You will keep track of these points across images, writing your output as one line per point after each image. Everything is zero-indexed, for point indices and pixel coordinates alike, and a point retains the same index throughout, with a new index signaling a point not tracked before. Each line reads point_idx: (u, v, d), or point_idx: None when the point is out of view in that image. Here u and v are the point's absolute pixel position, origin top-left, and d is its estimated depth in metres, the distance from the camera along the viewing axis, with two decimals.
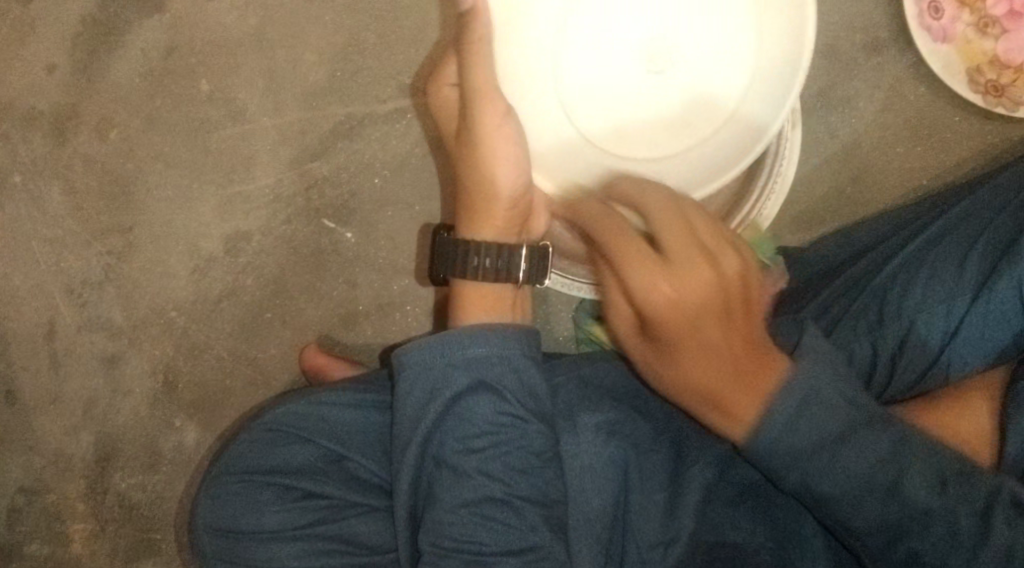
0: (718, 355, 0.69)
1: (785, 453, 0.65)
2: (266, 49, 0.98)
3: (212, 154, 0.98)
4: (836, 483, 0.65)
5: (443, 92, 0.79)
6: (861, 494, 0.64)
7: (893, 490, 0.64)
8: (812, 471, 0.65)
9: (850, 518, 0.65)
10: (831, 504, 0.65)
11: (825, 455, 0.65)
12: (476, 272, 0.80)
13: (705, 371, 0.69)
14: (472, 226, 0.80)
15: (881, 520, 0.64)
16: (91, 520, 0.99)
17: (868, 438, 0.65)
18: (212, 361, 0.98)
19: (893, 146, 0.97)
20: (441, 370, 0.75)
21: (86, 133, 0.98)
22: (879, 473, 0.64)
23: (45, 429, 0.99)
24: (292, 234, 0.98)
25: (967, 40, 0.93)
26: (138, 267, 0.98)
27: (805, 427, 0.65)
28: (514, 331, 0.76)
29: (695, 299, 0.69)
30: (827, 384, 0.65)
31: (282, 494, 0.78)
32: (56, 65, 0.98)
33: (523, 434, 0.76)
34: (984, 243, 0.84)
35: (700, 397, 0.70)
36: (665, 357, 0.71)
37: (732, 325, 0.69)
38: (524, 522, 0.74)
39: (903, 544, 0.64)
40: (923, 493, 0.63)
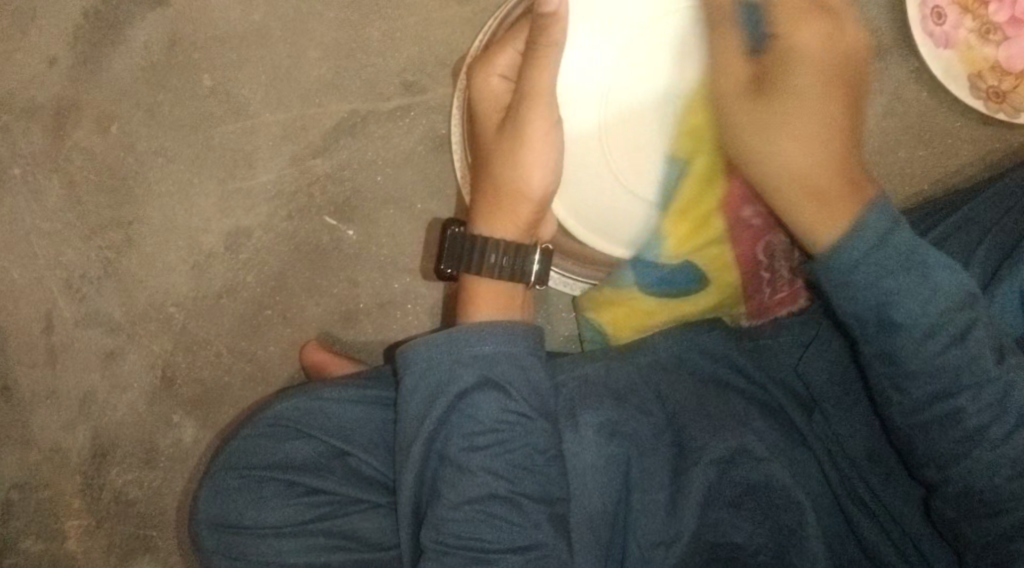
0: (821, 103, 0.72)
1: (868, 271, 0.68)
2: (269, 44, 0.97)
3: (214, 149, 0.98)
4: (911, 313, 0.68)
5: (491, 82, 0.78)
6: (930, 331, 0.68)
7: (960, 345, 0.68)
8: (895, 295, 0.68)
9: (908, 355, 0.68)
10: (903, 375, 0.69)
11: (905, 280, 0.68)
12: (491, 269, 0.79)
13: (815, 155, 0.71)
14: (491, 223, 0.80)
15: (939, 363, 0.68)
16: (86, 516, 0.98)
17: (944, 286, 0.68)
18: (211, 357, 0.98)
19: (895, 150, 0.97)
20: (447, 366, 0.75)
21: (86, 127, 0.98)
22: (952, 315, 0.68)
23: (41, 424, 0.98)
24: (293, 230, 0.98)
25: (969, 46, 0.94)
26: (137, 261, 0.98)
27: (878, 260, 0.68)
28: (519, 329, 0.76)
29: (828, 54, 0.73)
30: (903, 231, 0.68)
31: (284, 490, 0.78)
32: (57, 58, 0.98)
33: (528, 432, 0.76)
34: (986, 248, 0.85)
35: (785, 176, 0.72)
36: (779, 104, 0.72)
37: (840, 133, 0.72)
38: (528, 519, 0.74)
39: (953, 403, 0.68)
40: (983, 344, 0.69)
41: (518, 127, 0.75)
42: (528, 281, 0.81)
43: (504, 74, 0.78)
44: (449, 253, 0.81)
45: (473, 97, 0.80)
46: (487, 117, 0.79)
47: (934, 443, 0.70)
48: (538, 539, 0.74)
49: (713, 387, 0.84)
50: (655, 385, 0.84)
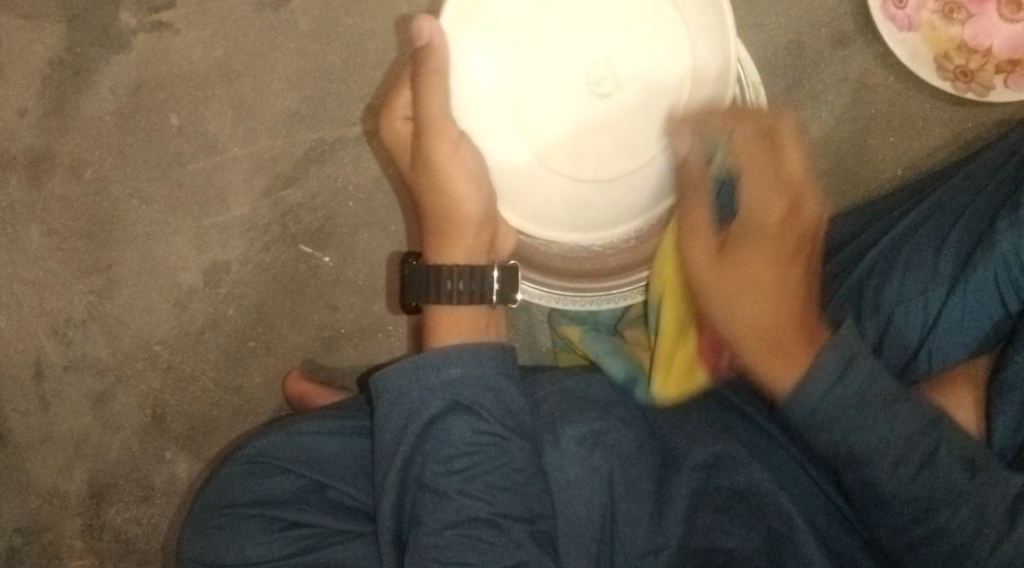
0: (768, 282, 0.69)
1: (834, 407, 0.64)
2: (233, 79, 0.98)
3: (187, 187, 0.99)
4: (872, 444, 0.64)
5: (397, 125, 0.80)
6: (895, 460, 0.64)
7: (926, 470, 0.64)
8: (859, 428, 0.64)
9: (884, 484, 0.64)
10: (864, 469, 0.65)
11: (873, 413, 0.64)
12: (445, 297, 0.80)
13: (763, 308, 0.69)
14: (442, 251, 0.80)
15: (911, 493, 0.64)
16: (89, 556, 0.99)
17: (911, 408, 0.64)
18: (199, 392, 0.99)
19: (867, 137, 0.96)
20: (416, 394, 0.76)
21: (61, 174, 0.99)
22: (917, 443, 0.64)
23: (38, 468, 1.00)
24: (270, 261, 0.98)
25: (933, 27, 0.92)
26: (120, 303, 0.99)
27: (860, 379, 0.64)
28: (486, 350, 0.77)
29: (780, 320, 0.68)
30: (869, 371, 0.64)
31: (266, 525, 0.79)
32: (27, 109, 0.99)
33: (505, 452, 0.76)
34: (959, 233, 0.83)
35: (752, 338, 0.69)
36: (727, 270, 0.70)
37: (789, 270, 0.69)
38: (510, 540, 0.74)
39: (934, 524, 0.64)
40: (957, 470, 0.64)
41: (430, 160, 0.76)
42: (491, 302, 0.81)
43: (406, 115, 0.80)
44: (410, 287, 0.81)
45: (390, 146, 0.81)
46: (403, 159, 0.81)
47: (925, 559, 0.65)
48: (522, 559, 0.74)
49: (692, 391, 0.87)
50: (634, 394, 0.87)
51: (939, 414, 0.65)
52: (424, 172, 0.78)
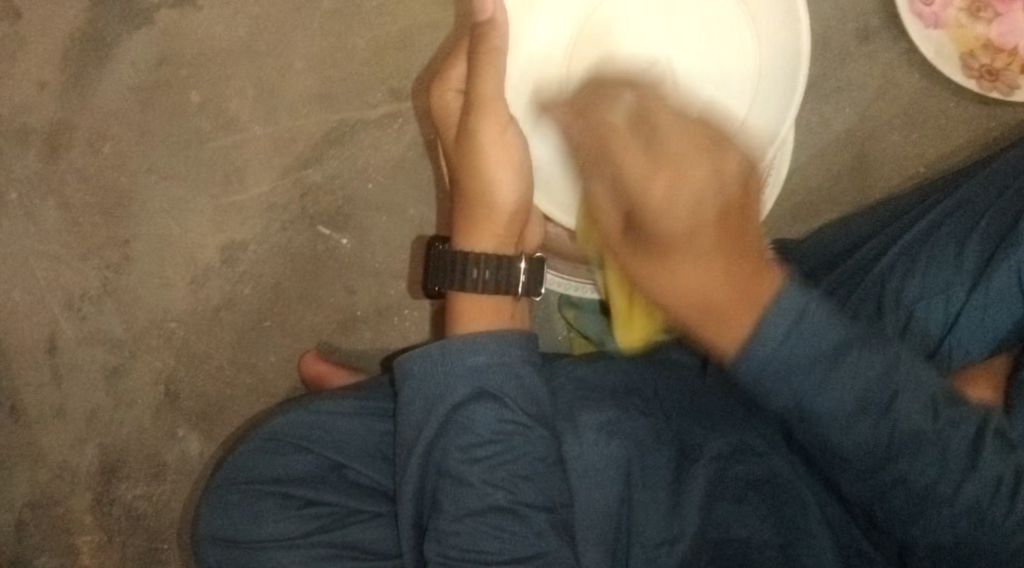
0: (705, 262, 0.56)
1: (785, 359, 0.57)
2: (255, 57, 0.98)
3: (206, 164, 0.98)
4: (830, 400, 0.58)
5: (446, 99, 0.80)
6: (856, 409, 0.58)
7: (888, 417, 0.58)
8: (812, 385, 0.58)
9: (838, 439, 0.59)
10: (818, 423, 0.59)
11: (823, 364, 0.58)
12: (469, 284, 0.79)
13: (705, 283, 0.57)
14: (469, 237, 0.79)
15: (877, 440, 0.59)
16: (99, 531, 0.99)
17: (860, 356, 0.58)
18: (213, 370, 0.98)
19: (890, 134, 0.96)
20: (444, 379, 0.75)
21: (80, 148, 0.99)
22: (877, 389, 0.58)
23: (50, 442, 0.99)
24: (288, 242, 0.98)
25: (959, 25, 0.92)
26: (136, 279, 0.99)
27: (797, 343, 0.57)
28: (512, 336, 0.76)
29: (721, 292, 0.57)
30: (822, 320, 0.57)
31: (284, 502, 0.78)
32: (47, 81, 0.98)
33: (528, 440, 0.75)
34: (982, 231, 0.84)
35: (690, 311, 0.59)
36: (651, 286, 0.61)
37: (705, 234, 0.55)
38: (530, 528, 0.73)
39: (897, 472, 0.60)
40: (920, 413, 0.59)
41: (473, 142, 0.77)
42: (516, 293, 0.80)
43: (458, 90, 0.79)
44: (436, 272, 0.80)
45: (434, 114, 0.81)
46: (446, 134, 0.80)
47: (891, 508, 0.62)
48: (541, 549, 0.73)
49: (713, 385, 0.87)
50: (650, 384, 0.87)
51: (897, 357, 0.59)
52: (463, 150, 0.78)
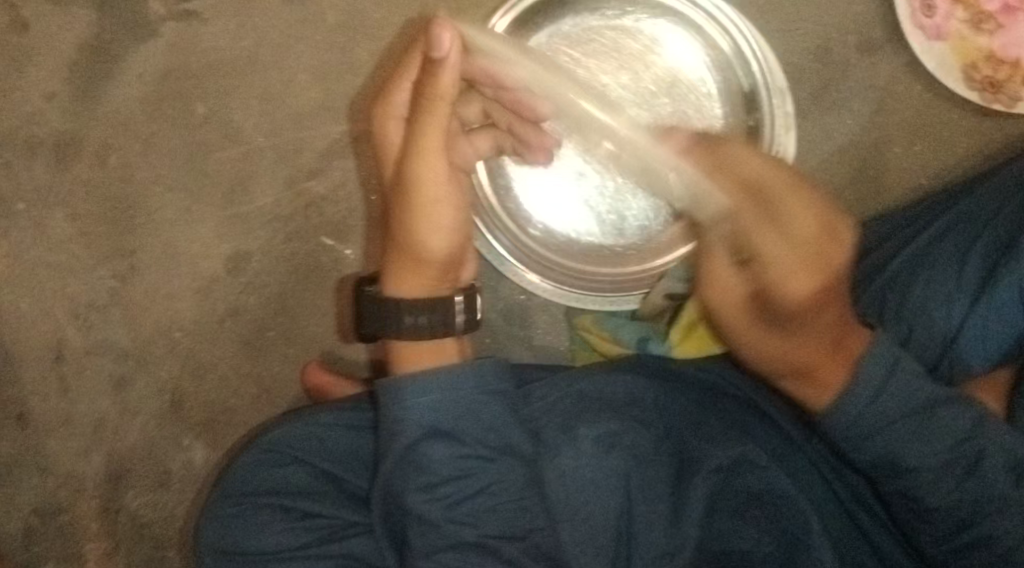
0: (817, 333, 0.69)
1: (876, 420, 0.69)
2: (261, 69, 0.98)
3: (211, 175, 0.99)
4: (916, 455, 0.69)
5: (388, 124, 0.79)
6: (940, 468, 0.69)
7: (972, 477, 0.69)
8: (900, 439, 0.69)
9: (925, 495, 0.69)
10: (911, 478, 0.70)
11: (915, 423, 0.69)
12: (405, 331, 0.78)
13: (802, 344, 0.70)
14: (401, 286, 0.77)
15: (957, 498, 0.69)
16: (105, 539, 1.00)
17: (947, 415, 0.69)
18: (217, 380, 0.99)
19: (892, 146, 0.96)
20: (398, 415, 0.74)
21: (87, 159, 1.00)
22: (955, 450, 0.69)
23: (56, 451, 1.00)
24: (292, 252, 0.99)
25: (962, 37, 0.92)
26: (141, 290, 0.99)
27: (892, 400, 0.69)
28: (465, 370, 0.75)
29: (816, 347, 0.70)
30: (908, 381, 0.69)
31: (282, 514, 0.78)
32: (55, 93, 0.99)
33: (492, 471, 0.74)
34: (985, 244, 0.84)
35: (788, 366, 0.72)
36: (782, 334, 0.70)
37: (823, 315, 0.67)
38: (504, 558, 0.72)
39: (977, 531, 0.69)
40: (1007, 483, 0.69)
41: (408, 188, 0.73)
42: (456, 332, 0.79)
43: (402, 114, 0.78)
44: (370, 316, 0.80)
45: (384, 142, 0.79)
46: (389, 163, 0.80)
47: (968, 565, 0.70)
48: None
49: (716, 396, 0.88)
50: (653, 394, 0.86)
51: (977, 419, 0.70)
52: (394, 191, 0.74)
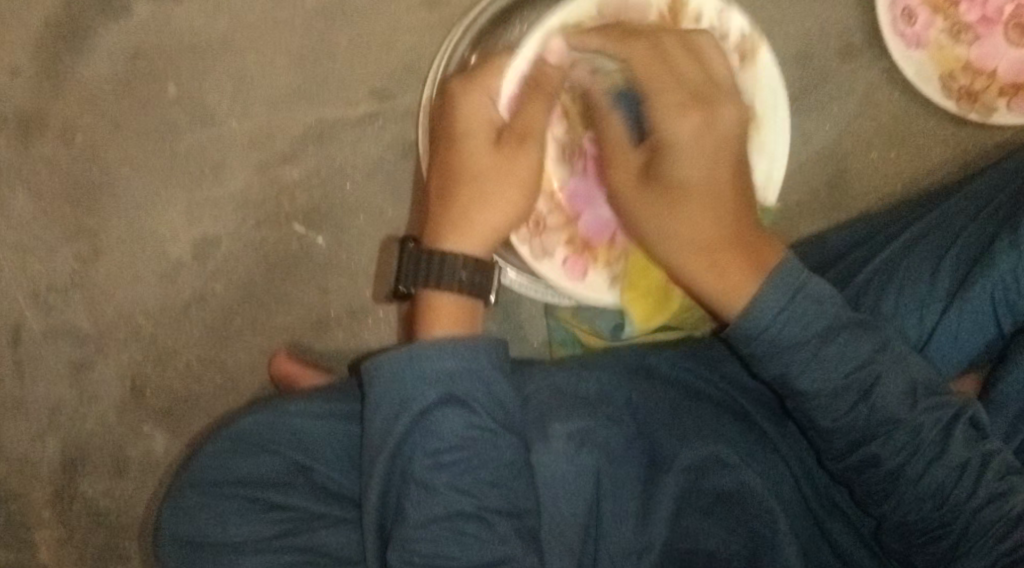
0: (703, 212, 0.77)
1: (771, 344, 0.71)
2: (236, 51, 0.96)
3: (181, 157, 0.97)
4: (814, 379, 0.71)
5: (478, 102, 0.79)
6: (839, 389, 0.71)
7: (866, 402, 0.71)
8: (805, 359, 0.71)
9: (819, 417, 0.72)
10: (808, 400, 0.72)
11: (814, 346, 0.71)
12: (450, 283, 0.79)
13: (698, 221, 0.77)
14: (460, 239, 0.80)
15: (852, 417, 0.71)
16: (58, 528, 0.97)
17: (846, 343, 0.71)
18: (180, 367, 0.97)
19: (869, 152, 0.97)
20: (410, 384, 0.75)
21: (52, 137, 0.97)
22: (855, 374, 0.71)
23: (11, 436, 0.97)
24: (262, 239, 0.97)
25: (940, 46, 0.93)
26: (105, 272, 0.97)
27: (792, 320, 0.71)
28: (480, 344, 0.77)
29: (712, 225, 0.77)
30: (805, 295, 0.72)
31: (250, 504, 0.77)
32: (20, 68, 0.96)
33: (494, 446, 0.76)
34: (957, 253, 0.84)
35: (697, 245, 0.78)
36: (672, 202, 0.77)
37: (717, 171, 0.77)
38: (495, 534, 0.74)
39: (869, 451, 0.71)
40: (896, 400, 0.71)
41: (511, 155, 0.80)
42: (487, 299, 0.82)
43: (495, 97, 0.80)
44: (408, 268, 0.81)
45: (456, 124, 0.80)
46: (460, 134, 0.80)
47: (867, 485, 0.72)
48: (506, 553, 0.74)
49: (692, 397, 0.86)
50: (627, 392, 0.86)
51: (880, 346, 0.72)
52: (475, 165, 0.80)
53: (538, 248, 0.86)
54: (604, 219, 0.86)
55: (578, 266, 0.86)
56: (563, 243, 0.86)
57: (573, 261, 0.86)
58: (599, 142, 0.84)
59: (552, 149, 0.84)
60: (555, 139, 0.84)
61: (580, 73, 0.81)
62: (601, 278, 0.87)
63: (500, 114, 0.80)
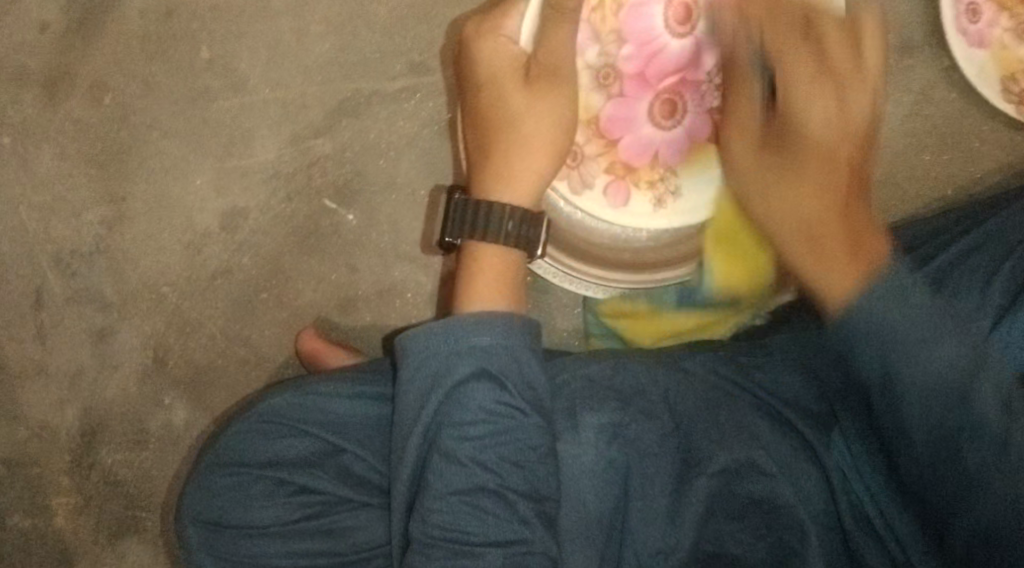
0: (815, 198, 0.74)
1: (886, 320, 0.65)
2: (272, 17, 0.93)
3: (211, 125, 0.94)
4: (922, 371, 0.65)
5: (498, 44, 0.76)
6: (948, 388, 0.65)
7: (963, 406, 0.65)
8: (900, 349, 0.65)
9: (912, 421, 0.66)
10: (902, 396, 0.66)
11: (924, 343, 0.65)
12: (502, 236, 0.77)
13: (814, 208, 0.74)
14: (498, 186, 0.77)
15: (936, 434, 0.66)
16: (76, 495, 0.96)
17: (953, 344, 0.65)
18: (204, 339, 0.95)
19: (920, 153, 0.93)
20: (444, 357, 0.73)
21: (79, 97, 0.94)
22: (956, 380, 0.65)
23: (31, 399, 0.96)
24: (291, 212, 0.94)
25: (1003, 45, 0.89)
26: (130, 239, 0.95)
27: (895, 309, 0.66)
28: (519, 322, 0.74)
29: (833, 223, 0.73)
30: (900, 284, 0.67)
31: (273, 488, 0.76)
32: (49, 23, 0.93)
33: (521, 427, 0.73)
34: (1011, 265, 0.81)
35: (800, 231, 0.75)
36: (782, 174, 0.75)
37: (834, 177, 0.74)
38: (515, 514, 0.72)
39: (959, 469, 0.66)
40: (990, 405, 0.65)
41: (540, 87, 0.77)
42: (535, 254, 0.79)
43: (514, 37, 0.76)
44: (454, 222, 0.78)
45: (477, 69, 0.77)
46: (489, 78, 0.77)
47: (934, 489, 0.67)
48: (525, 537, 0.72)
49: (724, 393, 0.84)
50: (663, 386, 0.83)
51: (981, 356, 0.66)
52: (502, 109, 0.77)
53: (578, 181, 0.82)
54: (648, 140, 0.82)
55: (622, 192, 0.82)
56: (603, 171, 0.82)
57: (617, 186, 0.82)
58: (635, 59, 0.80)
59: (587, 75, 0.80)
60: (588, 65, 0.80)
61: None
62: (646, 202, 0.82)
63: (524, 48, 0.77)
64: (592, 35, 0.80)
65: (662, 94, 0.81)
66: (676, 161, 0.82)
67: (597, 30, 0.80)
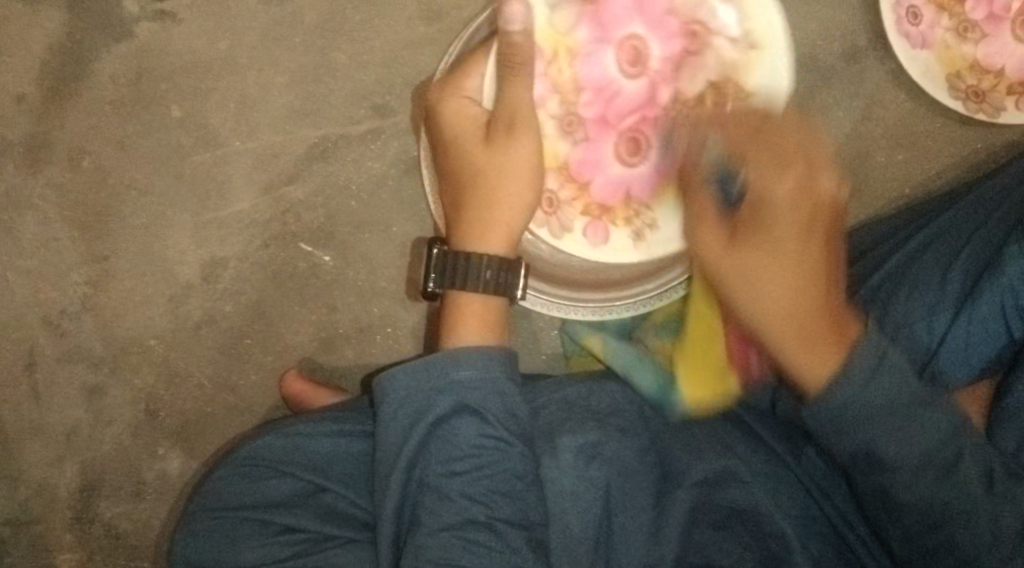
0: (790, 285, 0.72)
1: (859, 407, 0.69)
2: (237, 72, 0.96)
3: (186, 180, 0.97)
4: (899, 449, 0.69)
5: (461, 104, 0.80)
6: (919, 464, 0.69)
7: (948, 482, 0.69)
8: (882, 435, 0.69)
9: (900, 489, 0.70)
10: (887, 471, 0.70)
11: (895, 423, 0.69)
12: (482, 285, 0.81)
13: (784, 299, 0.73)
14: (479, 238, 0.81)
15: (925, 476, 0.69)
16: (78, 550, 0.99)
17: (932, 419, 0.69)
18: (193, 388, 0.98)
19: (876, 154, 0.96)
20: (425, 393, 0.76)
21: (58, 163, 0.97)
22: (941, 450, 0.69)
23: (29, 460, 0.98)
24: (269, 259, 0.97)
25: (947, 46, 0.92)
26: (116, 296, 0.97)
27: (872, 389, 0.69)
28: (495, 352, 0.78)
29: (790, 311, 0.73)
30: (896, 370, 0.69)
31: (260, 528, 0.78)
32: (25, 95, 0.96)
33: (506, 457, 0.76)
34: (969, 253, 0.85)
35: (777, 314, 0.74)
36: (736, 243, 0.74)
37: (809, 233, 0.71)
38: (506, 544, 0.74)
39: (948, 534, 0.69)
40: (976, 480, 0.69)
41: (504, 138, 0.79)
42: (514, 299, 0.83)
43: (471, 95, 0.80)
44: (438, 271, 0.81)
45: (443, 129, 0.81)
46: (458, 138, 0.80)
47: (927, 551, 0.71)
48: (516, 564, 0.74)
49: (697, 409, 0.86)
50: (637, 406, 0.87)
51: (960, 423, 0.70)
52: (474, 168, 0.80)
53: (557, 226, 0.85)
54: (618, 177, 0.85)
55: (601, 231, 0.85)
56: (580, 214, 0.85)
57: (594, 225, 0.85)
58: (595, 103, 0.84)
59: (551, 125, 0.84)
60: (551, 114, 0.83)
61: (578, 41, 0.82)
62: (625, 237, 0.85)
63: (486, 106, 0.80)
64: (551, 86, 0.83)
65: (625, 133, 0.84)
66: (647, 195, 0.85)
67: (555, 81, 0.83)
